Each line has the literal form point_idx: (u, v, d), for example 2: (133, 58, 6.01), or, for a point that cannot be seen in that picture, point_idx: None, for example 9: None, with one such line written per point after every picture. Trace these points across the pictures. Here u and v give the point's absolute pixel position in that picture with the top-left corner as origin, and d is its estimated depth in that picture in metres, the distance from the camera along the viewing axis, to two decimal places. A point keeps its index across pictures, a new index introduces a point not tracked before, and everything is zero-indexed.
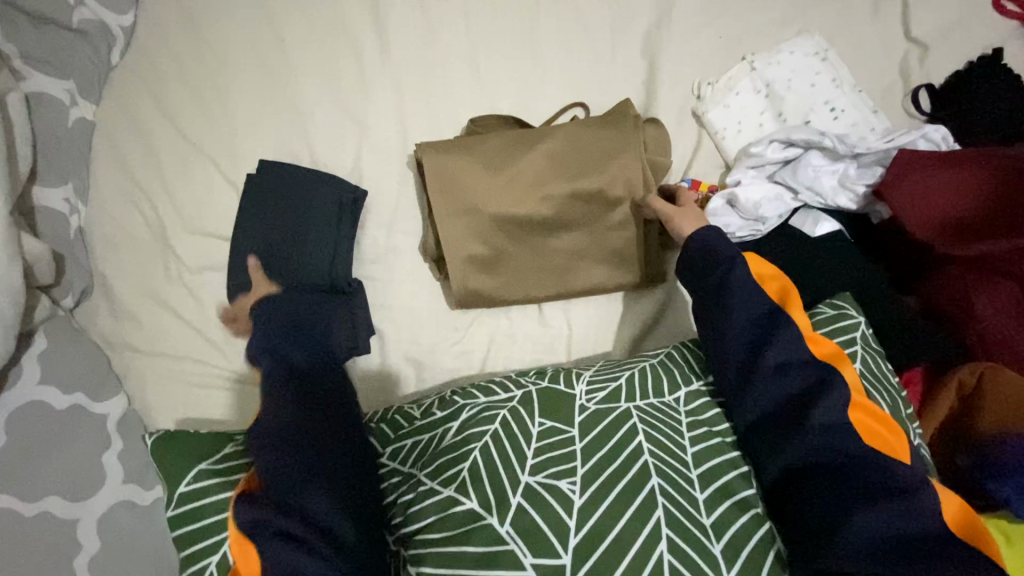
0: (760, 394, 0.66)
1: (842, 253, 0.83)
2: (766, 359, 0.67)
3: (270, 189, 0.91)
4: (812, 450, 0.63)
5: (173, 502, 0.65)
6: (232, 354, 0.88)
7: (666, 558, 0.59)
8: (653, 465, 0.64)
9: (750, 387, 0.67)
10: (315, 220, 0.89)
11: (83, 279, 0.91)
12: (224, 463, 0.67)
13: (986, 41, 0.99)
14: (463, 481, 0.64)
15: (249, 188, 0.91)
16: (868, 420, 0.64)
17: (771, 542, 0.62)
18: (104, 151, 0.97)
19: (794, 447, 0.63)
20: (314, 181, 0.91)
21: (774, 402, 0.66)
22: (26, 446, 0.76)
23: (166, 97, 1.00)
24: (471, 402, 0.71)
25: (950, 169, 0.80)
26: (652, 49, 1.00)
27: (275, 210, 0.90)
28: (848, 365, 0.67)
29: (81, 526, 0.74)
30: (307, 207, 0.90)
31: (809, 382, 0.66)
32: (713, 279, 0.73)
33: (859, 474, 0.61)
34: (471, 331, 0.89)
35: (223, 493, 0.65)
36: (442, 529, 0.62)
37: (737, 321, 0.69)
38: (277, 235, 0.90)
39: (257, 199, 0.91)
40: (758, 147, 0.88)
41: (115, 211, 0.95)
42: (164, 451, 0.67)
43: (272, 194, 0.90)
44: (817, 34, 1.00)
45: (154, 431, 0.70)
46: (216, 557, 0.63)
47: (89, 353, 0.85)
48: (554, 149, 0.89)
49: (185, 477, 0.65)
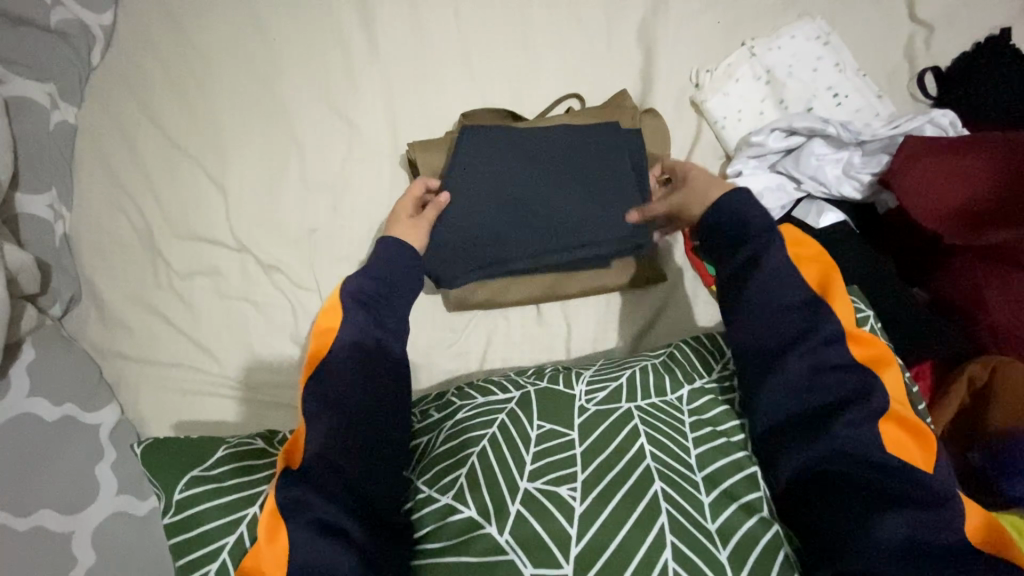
0: (780, 393, 0.63)
1: (848, 244, 0.81)
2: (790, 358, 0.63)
3: (491, 156, 0.84)
4: (827, 455, 0.60)
5: (168, 511, 0.62)
6: (226, 361, 0.86)
7: (671, 567, 0.57)
8: (655, 469, 0.62)
9: (767, 384, 0.64)
10: (531, 187, 0.83)
11: (71, 286, 0.89)
12: (215, 469, 0.64)
13: (991, 22, 0.96)
14: (460, 489, 0.62)
15: (466, 150, 0.84)
16: (899, 433, 0.61)
17: (779, 547, 0.59)
18: (89, 154, 0.95)
19: (812, 453, 0.60)
20: (518, 147, 0.85)
21: (796, 407, 0.63)
22: (14, 460, 0.74)
23: (151, 98, 0.97)
24: (468, 404, 0.70)
25: (963, 158, 0.77)
26: (648, 37, 0.97)
27: (458, 185, 0.83)
28: (888, 372, 0.64)
29: (76, 539, 0.73)
30: (503, 181, 0.83)
31: (827, 386, 0.62)
32: (726, 266, 0.70)
33: (885, 482, 0.58)
34: (467, 333, 0.87)
35: (218, 499, 0.62)
36: (440, 538, 0.61)
37: (758, 321, 0.66)
38: (491, 191, 0.83)
39: (471, 164, 0.84)
40: (759, 136, 0.85)
41: (102, 216, 0.92)
42: (157, 460, 0.65)
43: (516, 158, 0.84)
44: (819, 17, 0.96)
45: (145, 440, 0.68)
46: (216, 564, 0.60)
47: (78, 362, 0.84)
48: (542, 154, 0.85)
49: (178, 485, 0.63)
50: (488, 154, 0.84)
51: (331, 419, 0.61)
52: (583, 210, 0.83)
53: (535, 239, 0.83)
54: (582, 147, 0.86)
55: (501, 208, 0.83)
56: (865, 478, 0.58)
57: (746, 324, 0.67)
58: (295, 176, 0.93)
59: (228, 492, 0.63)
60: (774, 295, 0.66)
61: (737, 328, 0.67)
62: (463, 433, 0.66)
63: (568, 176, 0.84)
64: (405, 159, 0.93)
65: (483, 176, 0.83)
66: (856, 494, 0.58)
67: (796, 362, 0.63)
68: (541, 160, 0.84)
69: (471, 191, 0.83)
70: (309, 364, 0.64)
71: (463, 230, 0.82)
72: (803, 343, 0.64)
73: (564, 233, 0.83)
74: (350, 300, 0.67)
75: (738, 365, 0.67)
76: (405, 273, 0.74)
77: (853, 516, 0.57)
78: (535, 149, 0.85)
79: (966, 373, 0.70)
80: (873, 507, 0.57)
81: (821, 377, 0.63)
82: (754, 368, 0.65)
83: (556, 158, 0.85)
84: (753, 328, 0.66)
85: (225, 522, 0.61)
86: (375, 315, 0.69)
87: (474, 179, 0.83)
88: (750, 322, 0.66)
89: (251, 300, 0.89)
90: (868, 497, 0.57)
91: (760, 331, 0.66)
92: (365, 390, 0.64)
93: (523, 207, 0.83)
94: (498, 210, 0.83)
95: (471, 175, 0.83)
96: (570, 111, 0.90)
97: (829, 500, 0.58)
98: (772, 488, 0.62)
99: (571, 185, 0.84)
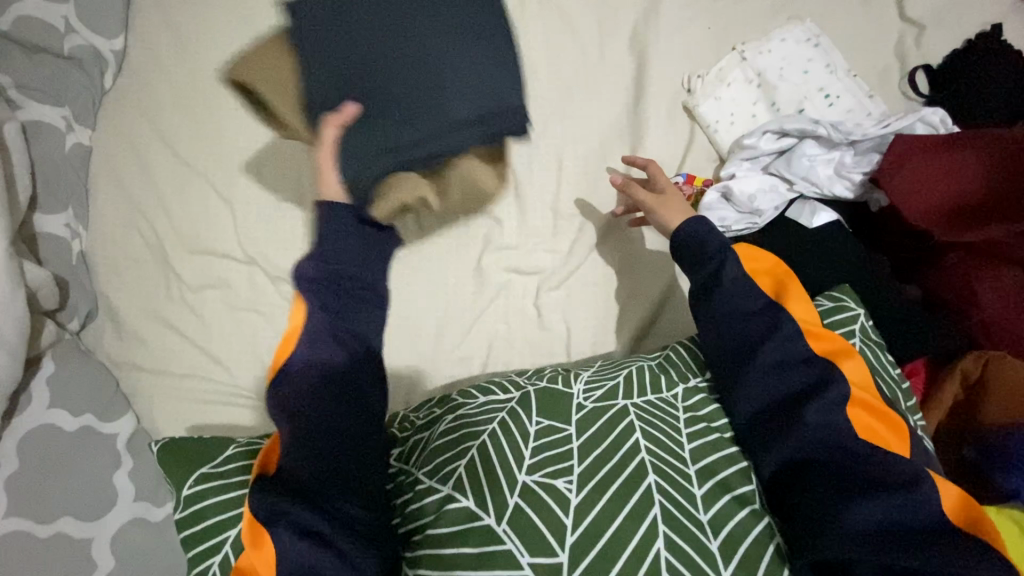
0: (760, 387, 0.66)
1: (839, 243, 0.82)
2: (764, 354, 0.67)
3: (382, 25, 0.69)
4: (809, 442, 0.62)
5: (178, 507, 0.65)
6: (236, 370, 0.89)
7: (663, 555, 0.58)
8: (649, 462, 0.63)
9: (748, 378, 0.67)
10: (418, 49, 0.68)
11: (88, 301, 0.92)
12: (223, 466, 0.67)
13: (982, 20, 0.97)
14: (459, 479, 0.64)
15: (333, 26, 0.69)
16: (867, 418, 0.63)
17: (770, 537, 0.60)
18: (102, 173, 0.99)
19: (788, 441, 0.63)
20: (400, 9, 0.69)
21: (768, 399, 0.66)
22: (34, 469, 0.77)
23: (160, 117, 1.01)
24: (471, 402, 0.72)
25: (955, 153, 0.78)
26: (639, 46, 0.99)
27: (342, 70, 0.68)
28: (850, 362, 0.67)
29: (95, 545, 0.76)
30: (384, 55, 0.68)
31: (808, 380, 0.66)
32: (704, 271, 0.74)
33: (861, 469, 0.60)
34: (469, 338, 0.88)
35: (223, 494, 0.65)
36: (441, 525, 0.62)
37: (730, 320, 0.70)
38: (375, 65, 0.68)
39: (346, 44, 0.68)
40: (752, 139, 0.87)
41: (117, 233, 0.96)
42: (168, 458, 0.68)
43: (406, 21, 0.69)
44: (809, 20, 0.97)
45: (159, 441, 0.71)
46: (217, 558, 0.62)
47: (96, 373, 0.87)
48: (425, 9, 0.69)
49: (188, 480, 0.66)
50: (355, 39, 0.68)
51: (295, 419, 0.59)
52: (487, 74, 0.69)
53: (446, 102, 0.68)
54: (472, 11, 0.70)
55: (390, 81, 0.68)
56: (840, 464, 0.61)
57: (719, 322, 0.70)
58: (298, 189, 0.96)
59: (232, 488, 0.65)
60: (743, 297, 0.70)
61: (715, 329, 0.70)
62: (464, 427, 0.68)
63: (463, 32, 0.70)
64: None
65: (361, 50, 0.68)
66: (834, 480, 0.60)
67: (768, 358, 0.67)
68: (420, 32, 0.69)
69: (351, 69, 0.68)
70: (287, 341, 0.63)
71: (373, 121, 0.69)
72: (774, 336, 0.68)
73: (474, 96, 0.69)
74: (304, 287, 0.63)
75: (714, 365, 0.70)
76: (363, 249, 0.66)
77: (831, 501, 0.59)
78: (406, 17, 0.69)
79: (958, 366, 0.71)
80: (848, 492, 0.59)
81: (787, 371, 0.66)
82: (727, 365, 0.69)
83: (437, 11, 0.69)
84: (729, 325, 0.70)
85: (229, 516, 0.64)
86: (330, 299, 0.63)
87: (356, 57, 0.68)
88: (722, 320, 0.70)
89: (259, 311, 0.92)
90: (847, 484, 0.60)
91: (732, 329, 0.69)
92: (335, 382, 0.61)
93: (418, 87, 0.68)
94: (384, 84, 0.68)
95: (341, 48, 0.68)
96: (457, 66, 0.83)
97: (806, 483, 0.61)
98: (762, 479, 0.63)
99: (465, 42, 0.69)
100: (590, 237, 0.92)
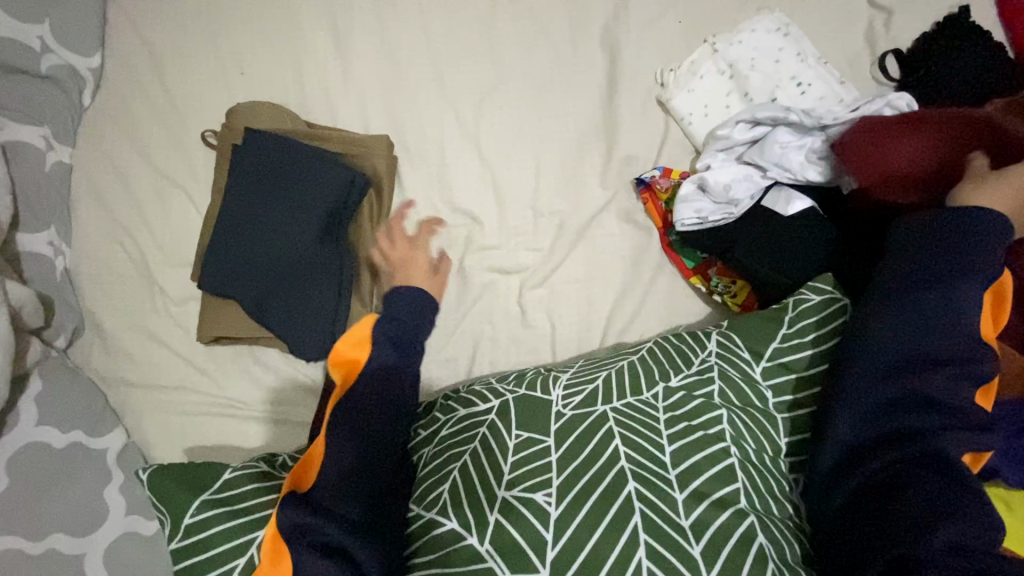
0: (892, 391, 0.62)
1: (814, 234, 0.83)
2: (936, 375, 0.62)
3: (240, 206, 0.91)
4: (921, 455, 0.58)
5: (177, 535, 0.63)
6: (223, 382, 0.89)
7: (645, 565, 0.57)
8: (629, 470, 0.62)
9: (895, 384, 0.62)
10: (304, 196, 0.90)
11: (74, 318, 0.93)
12: (226, 491, 0.64)
13: (949, 2, 0.97)
14: (444, 504, 0.63)
15: (219, 234, 0.91)
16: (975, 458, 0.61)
17: (754, 538, 0.58)
18: (83, 190, 0.99)
19: (904, 450, 0.59)
20: (227, 218, 0.92)
21: (910, 407, 0.61)
22: (24, 485, 0.78)
23: (139, 131, 1.01)
24: (450, 418, 0.72)
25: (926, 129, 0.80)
26: (611, 45, 0.99)
27: (257, 231, 0.90)
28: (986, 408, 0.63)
29: (88, 560, 0.77)
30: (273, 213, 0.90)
31: (958, 413, 0.60)
32: (989, 253, 0.65)
33: (946, 489, 0.55)
34: (454, 339, 0.89)
35: (227, 522, 0.62)
36: (427, 552, 0.62)
37: (941, 322, 0.63)
38: (277, 225, 0.90)
39: (235, 233, 0.91)
40: (724, 130, 0.88)
41: (100, 248, 0.96)
42: (163, 487, 0.65)
43: (253, 205, 0.91)
44: (778, 9, 0.98)
45: (149, 467, 0.68)
46: None
47: (84, 389, 0.88)
48: (237, 196, 0.92)
49: (189, 508, 0.63)
50: (243, 209, 0.91)
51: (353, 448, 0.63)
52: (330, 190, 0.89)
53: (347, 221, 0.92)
54: (270, 167, 0.92)
55: (291, 224, 0.89)
56: (936, 491, 0.55)
57: (901, 323, 0.64)
58: None
59: (237, 514, 0.63)
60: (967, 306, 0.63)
61: (897, 320, 0.64)
62: (445, 451, 0.69)
63: (304, 174, 0.91)
64: (396, 180, 0.96)
65: (258, 218, 0.91)
66: (920, 498, 0.55)
67: (933, 386, 0.61)
68: (236, 220, 0.91)
69: (258, 233, 0.90)
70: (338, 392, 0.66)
71: (304, 279, 0.88)
72: (958, 362, 0.62)
73: (346, 205, 0.90)
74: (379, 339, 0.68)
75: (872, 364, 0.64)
76: (416, 315, 0.73)
77: (908, 526, 0.54)
78: (233, 227, 0.91)
79: None
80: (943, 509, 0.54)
81: (942, 396, 0.61)
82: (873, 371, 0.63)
83: (269, 166, 0.92)
84: (909, 337, 0.64)
85: (235, 544, 0.61)
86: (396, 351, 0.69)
87: (264, 213, 0.91)
88: (895, 324, 0.64)
89: None
90: (934, 505, 0.54)
91: (901, 339, 0.64)
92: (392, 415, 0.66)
93: (269, 237, 0.90)
94: (277, 225, 0.90)
95: (244, 227, 0.91)
96: (333, 134, 0.96)
97: (867, 500, 0.58)
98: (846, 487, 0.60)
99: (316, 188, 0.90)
100: (572, 234, 0.92)
